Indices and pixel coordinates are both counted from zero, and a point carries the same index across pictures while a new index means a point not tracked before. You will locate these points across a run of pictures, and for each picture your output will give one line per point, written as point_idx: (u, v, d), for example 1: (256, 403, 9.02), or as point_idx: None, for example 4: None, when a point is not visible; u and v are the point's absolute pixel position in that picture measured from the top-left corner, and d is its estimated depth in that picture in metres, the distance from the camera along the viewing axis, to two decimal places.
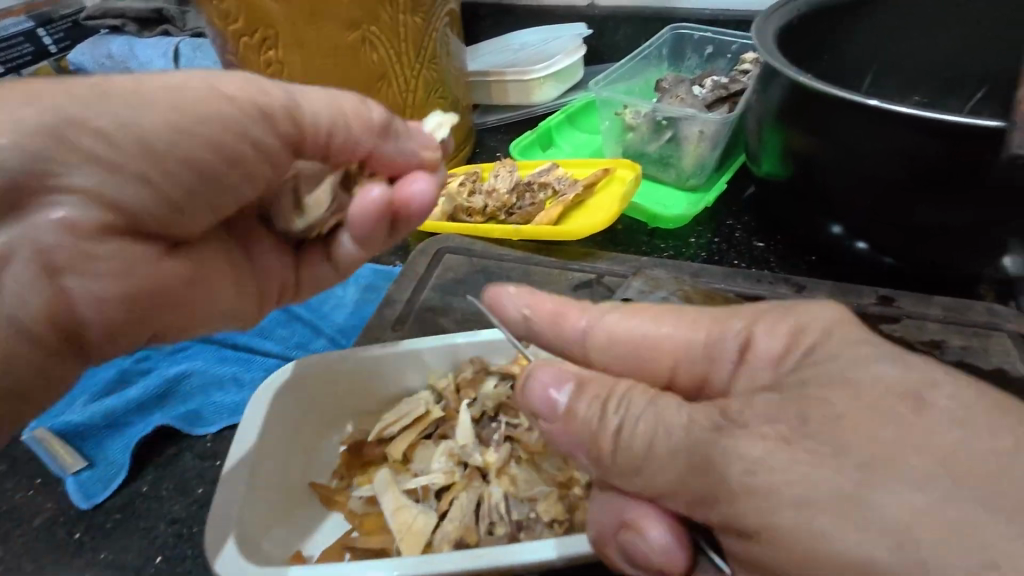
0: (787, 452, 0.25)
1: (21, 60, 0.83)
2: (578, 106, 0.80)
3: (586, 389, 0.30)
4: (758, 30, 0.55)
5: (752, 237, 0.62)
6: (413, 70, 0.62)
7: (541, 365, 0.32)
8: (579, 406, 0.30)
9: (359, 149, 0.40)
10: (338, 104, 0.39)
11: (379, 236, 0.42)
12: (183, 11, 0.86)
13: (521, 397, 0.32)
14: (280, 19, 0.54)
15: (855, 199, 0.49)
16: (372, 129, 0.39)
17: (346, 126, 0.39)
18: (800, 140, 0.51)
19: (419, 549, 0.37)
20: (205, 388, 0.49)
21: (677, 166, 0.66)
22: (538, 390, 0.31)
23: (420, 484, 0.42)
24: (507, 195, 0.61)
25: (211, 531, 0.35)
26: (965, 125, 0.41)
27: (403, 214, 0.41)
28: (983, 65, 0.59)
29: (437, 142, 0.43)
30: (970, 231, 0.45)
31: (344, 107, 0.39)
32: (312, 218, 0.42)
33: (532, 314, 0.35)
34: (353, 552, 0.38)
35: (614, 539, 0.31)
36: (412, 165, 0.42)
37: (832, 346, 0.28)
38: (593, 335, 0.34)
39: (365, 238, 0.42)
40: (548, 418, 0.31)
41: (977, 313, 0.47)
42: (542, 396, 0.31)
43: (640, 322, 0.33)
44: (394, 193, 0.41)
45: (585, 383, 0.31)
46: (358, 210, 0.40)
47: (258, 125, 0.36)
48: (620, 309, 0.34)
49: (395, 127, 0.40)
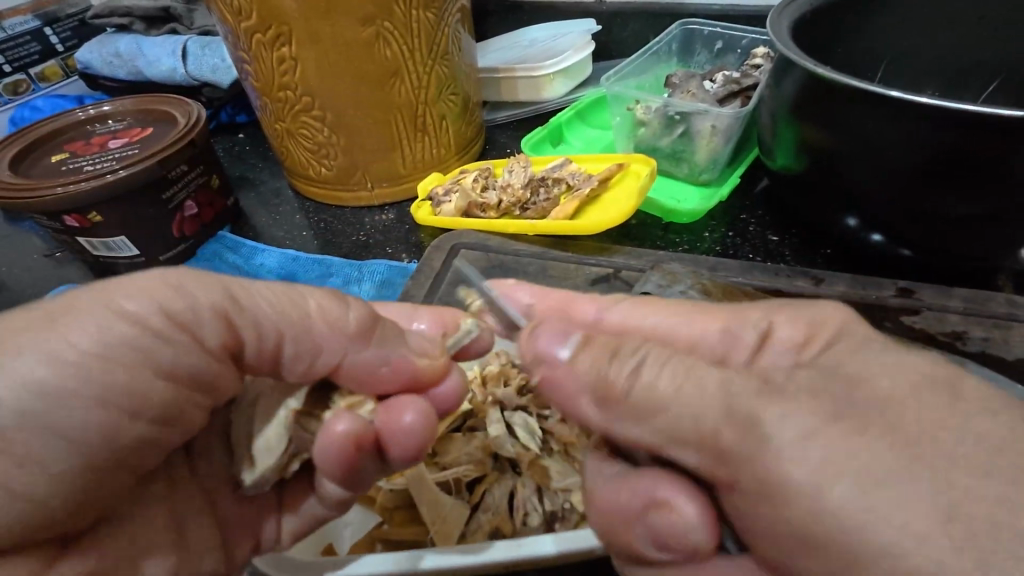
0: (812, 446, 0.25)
1: (29, 59, 0.85)
2: (587, 101, 0.80)
3: (591, 344, 0.30)
4: (773, 24, 0.55)
5: (766, 231, 0.62)
6: (425, 66, 0.61)
7: (546, 322, 0.32)
8: (581, 360, 0.30)
9: (329, 361, 0.34)
10: (296, 305, 0.33)
11: (358, 474, 0.35)
12: (190, 8, 0.86)
13: (524, 343, 0.32)
14: (294, 15, 0.54)
15: (873, 191, 0.49)
16: (345, 337, 0.34)
17: (310, 334, 0.33)
18: (815, 133, 0.51)
19: (454, 540, 0.37)
20: None
21: (690, 160, 0.66)
22: (540, 344, 0.31)
23: (452, 477, 0.41)
24: (521, 190, 0.62)
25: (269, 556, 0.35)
26: (989, 116, 0.41)
27: (387, 444, 0.35)
28: (997, 58, 0.59)
29: (438, 347, 0.38)
30: (991, 221, 0.45)
31: (305, 307, 0.34)
32: (263, 467, 0.33)
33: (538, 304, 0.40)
34: (385, 544, 0.39)
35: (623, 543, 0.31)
36: (402, 380, 0.36)
37: (849, 341, 0.29)
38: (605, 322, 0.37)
39: (342, 478, 0.35)
40: (549, 371, 0.30)
41: (998, 304, 0.47)
42: (544, 350, 0.30)
43: (656, 315, 0.37)
44: (379, 423, 0.35)
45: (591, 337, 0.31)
46: (324, 449, 0.33)
47: (210, 329, 0.31)
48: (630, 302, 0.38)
49: (375, 330, 0.35)
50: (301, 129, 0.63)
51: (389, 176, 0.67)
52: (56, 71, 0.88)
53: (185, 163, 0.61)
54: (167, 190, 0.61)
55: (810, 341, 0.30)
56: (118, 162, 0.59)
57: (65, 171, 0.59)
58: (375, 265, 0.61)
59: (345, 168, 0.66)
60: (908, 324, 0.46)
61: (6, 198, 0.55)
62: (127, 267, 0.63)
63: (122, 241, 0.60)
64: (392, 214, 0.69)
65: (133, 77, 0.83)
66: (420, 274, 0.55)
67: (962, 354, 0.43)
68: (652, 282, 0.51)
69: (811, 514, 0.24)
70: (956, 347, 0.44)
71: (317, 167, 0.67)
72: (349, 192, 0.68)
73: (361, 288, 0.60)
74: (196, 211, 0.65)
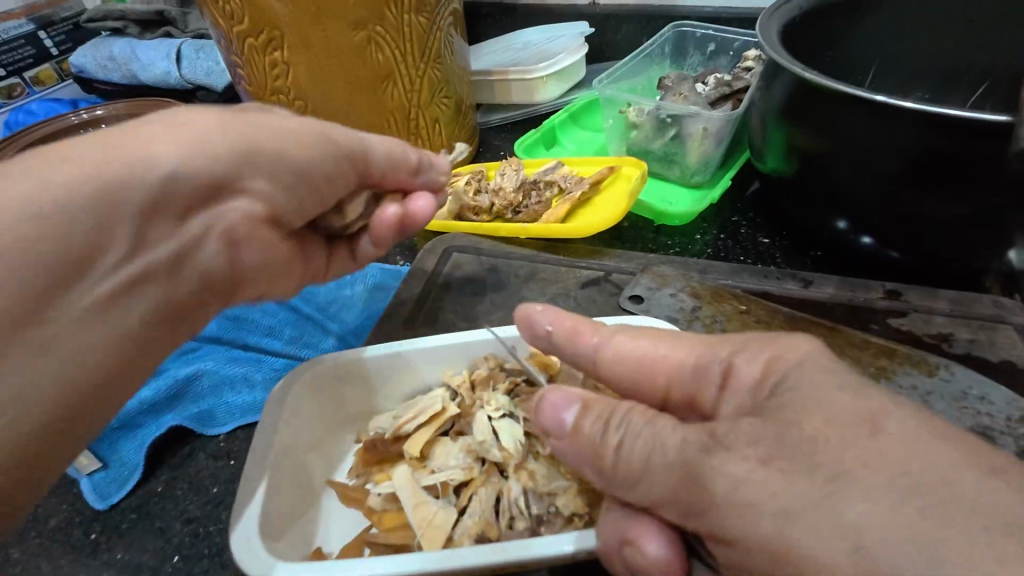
0: (795, 452, 0.25)
1: (24, 62, 0.85)
2: (580, 104, 0.81)
3: (591, 407, 0.32)
4: (763, 27, 0.55)
5: (758, 233, 0.62)
6: (418, 69, 0.62)
7: (552, 387, 0.34)
8: (584, 423, 0.32)
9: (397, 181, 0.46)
10: (391, 149, 0.44)
11: (389, 239, 0.48)
12: (185, 12, 0.86)
13: (534, 415, 0.34)
14: (286, 20, 0.54)
15: (862, 194, 0.49)
16: (408, 167, 0.46)
17: (392, 165, 0.45)
18: (805, 136, 0.51)
19: (440, 545, 0.37)
20: (217, 388, 0.48)
21: (682, 163, 0.66)
22: (549, 411, 0.33)
23: (439, 481, 0.41)
24: (513, 194, 0.62)
25: (236, 522, 0.35)
26: (975, 120, 0.41)
27: (411, 225, 0.48)
28: (985, 60, 0.60)
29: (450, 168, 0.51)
30: (978, 224, 0.46)
31: (394, 150, 0.45)
32: (348, 220, 0.46)
33: (554, 330, 0.39)
34: (372, 548, 0.39)
35: (616, 552, 0.32)
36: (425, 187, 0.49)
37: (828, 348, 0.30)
38: (603, 352, 0.38)
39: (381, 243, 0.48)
40: (557, 435, 0.33)
41: (984, 306, 0.47)
42: (553, 416, 0.33)
43: (642, 342, 0.37)
44: (406, 208, 0.47)
45: (591, 403, 0.32)
46: (380, 224, 0.47)
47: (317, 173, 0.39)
48: (627, 331, 0.37)
49: (424, 163, 0.48)
50: None
51: None
52: (51, 75, 0.88)
53: None
54: None
55: (799, 352, 0.30)
56: None
57: None
58: (368, 268, 0.60)
59: None
60: (896, 326, 0.46)
61: None
62: None
63: None
64: None
65: (128, 80, 0.83)
66: (413, 277, 0.55)
67: (947, 356, 0.44)
68: (642, 285, 0.51)
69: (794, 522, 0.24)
70: (942, 349, 0.44)
71: None
72: None
73: (353, 291, 0.59)
74: None
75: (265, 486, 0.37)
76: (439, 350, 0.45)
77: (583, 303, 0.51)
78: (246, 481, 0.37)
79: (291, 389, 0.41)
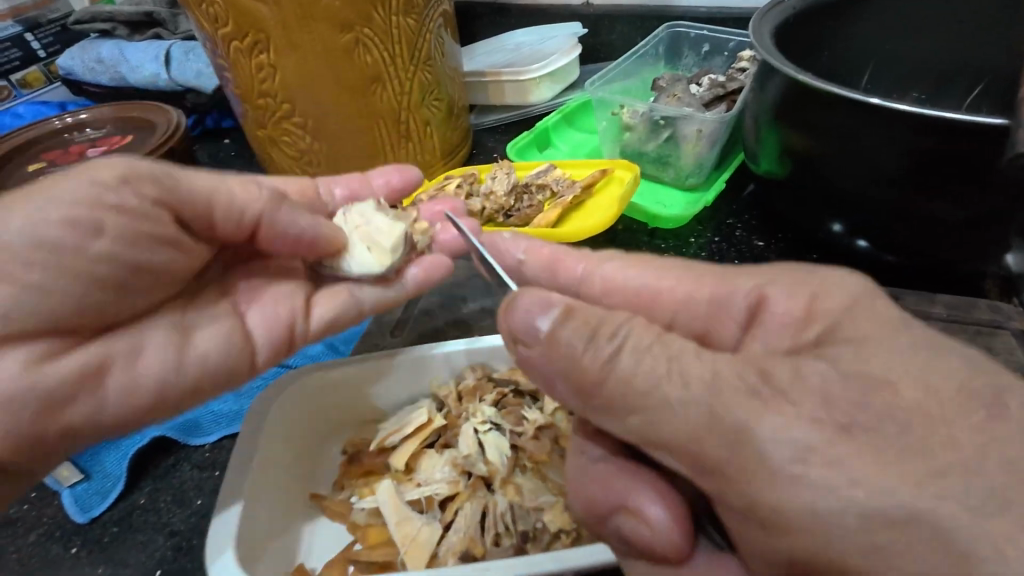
0: None
1: (9, 65, 0.83)
2: (575, 105, 0.80)
3: (573, 314, 0.29)
4: (755, 29, 0.54)
5: (752, 236, 0.61)
6: (408, 72, 0.61)
7: (528, 290, 0.31)
8: (563, 332, 0.28)
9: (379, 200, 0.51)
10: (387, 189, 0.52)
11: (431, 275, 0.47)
12: (174, 13, 0.85)
13: (503, 319, 0.30)
14: (271, 23, 0.53)
15: (857, 198, 0.49)
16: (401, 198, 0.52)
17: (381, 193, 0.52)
18: (798, 138, 0.51)
19: (423, 562, 0.37)
20: None
21: (676, 165, 0.65)
22: (522, 314, 0.29)
23: (424, 495, 0.41)
24: (504, 197, 0.62)
25: (211, 541, 0.34)
26: (967, 123, 0.41)
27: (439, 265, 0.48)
28: (980, 63, 0.59)
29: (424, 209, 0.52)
30: (971, 228, 0.45)
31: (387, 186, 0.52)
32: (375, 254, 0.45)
33: (528, 260, 0.42)
34: (356, 565, 0.38)
35: (613, 519, 0.29)
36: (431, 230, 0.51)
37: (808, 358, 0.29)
38: (591, 280, 0.39)
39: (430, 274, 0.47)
40: (527, 343, 0.29)
41: (981, 311, 0.46)
42: (526, 322, 0.29)
43: None
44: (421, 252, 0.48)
45: (573, 308, 0.29)
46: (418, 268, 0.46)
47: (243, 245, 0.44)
48: (618, 261, 0.39)
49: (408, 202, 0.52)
50: (282, 135, 0.62)
51: None
52: (38, 78, 0.86)
53: None
54: None
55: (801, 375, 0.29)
56: None
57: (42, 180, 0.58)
58: None
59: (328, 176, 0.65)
60: None
61: None
62: None
63: None
64: None
65: (117, 82, 0.82)
66: None
67: None
68: None
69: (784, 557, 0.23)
70: None
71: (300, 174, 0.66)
72: None
73: None
74: None
75: (243, 503, 0.36)
76: (419, 359, 0.44)
77: None
78: (222, 497, 0.36)
79: (274, 398, 0.41)
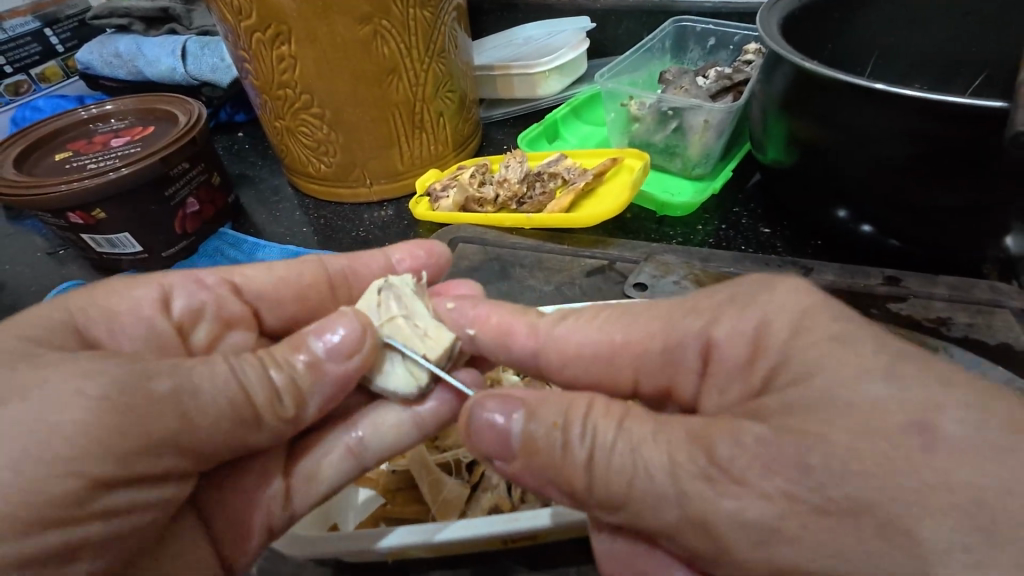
0: (794, 436, 0.26)
1: (29, 60, 0.86)
2: (583, 98, 0.82)
3: (537, 413, 0.32)
4: (762, 21, 0.56)
5: (758, 223, 0.63)
6: (423, 63, 0.62)
7: (484, 395, 0.33)
8: (533, 430, 0.32)
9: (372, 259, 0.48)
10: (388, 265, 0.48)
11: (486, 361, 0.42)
12: (189, 9, 0.86)
13: (471, 438, 0.33)
14: (293, 14, 0.54)
15: (862, 183, 0.50)
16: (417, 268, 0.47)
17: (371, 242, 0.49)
18: (803, 124, 0.52)
19: (456, 516, 0.43)
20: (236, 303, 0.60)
21: (683, 155, 0.67)
22: (485, 422, 0.32)
23: (453, 459, 0.47)
24: (517, 185, 0.64)
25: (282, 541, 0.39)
26: (967, 107, 0.42)
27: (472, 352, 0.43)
28: (984, 53, 0.60)
29: (439, 265, 0.48)
30: (973, 211, 0.46)
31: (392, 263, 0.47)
32: (414, 371, 0.40)
33: (478, 334, 0.41)
34: (388, 521, 0.45)
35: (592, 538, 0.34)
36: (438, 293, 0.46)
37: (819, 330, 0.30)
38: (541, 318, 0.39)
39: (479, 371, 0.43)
40: (495, 451, 0.33)
41: (981, 291, 0.48)
42: (490, 429, 0.32)
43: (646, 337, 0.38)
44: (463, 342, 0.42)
45: (536, 409, 0.32)
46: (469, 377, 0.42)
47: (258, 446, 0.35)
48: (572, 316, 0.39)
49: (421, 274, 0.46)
50: (300, 127, 0.64)
51: (387, 173, 0.69)
52: (56, 72, 0.89)
53: (186, 162, 0.62)
54: (169, 187, 0.62)
55: (790, 333, 0.31)
56: (119, 161, 0.59)
57: (69, 168, 0.60)
58: None
59: (345, 165, 0.67)
60: (896, 311, 0.47)
61: (11, 197, 0.57)
62: (131, 264, 0.64)
63: (126, 238, 0.61)
64: (391, 210, 0.71)
65: (133, 77, 0.84)
66: None
67: (945, 340, 0.45)
68: (645, 273, 0.52)
69: (794, 517, 0.25)
70: (941, 334, 0.45)
71: (317, 164, 0.68)
72: (348, 188, 0.70)
73: None
74: (197, 209, 0.66)
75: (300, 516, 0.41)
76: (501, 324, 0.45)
77: (588, 291, 0.52)
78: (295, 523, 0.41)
79: None
